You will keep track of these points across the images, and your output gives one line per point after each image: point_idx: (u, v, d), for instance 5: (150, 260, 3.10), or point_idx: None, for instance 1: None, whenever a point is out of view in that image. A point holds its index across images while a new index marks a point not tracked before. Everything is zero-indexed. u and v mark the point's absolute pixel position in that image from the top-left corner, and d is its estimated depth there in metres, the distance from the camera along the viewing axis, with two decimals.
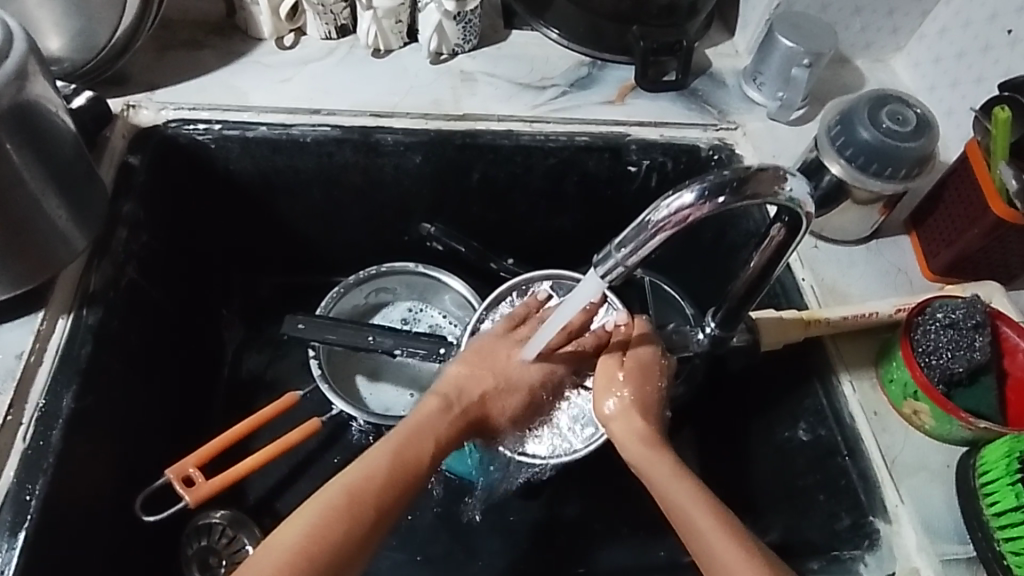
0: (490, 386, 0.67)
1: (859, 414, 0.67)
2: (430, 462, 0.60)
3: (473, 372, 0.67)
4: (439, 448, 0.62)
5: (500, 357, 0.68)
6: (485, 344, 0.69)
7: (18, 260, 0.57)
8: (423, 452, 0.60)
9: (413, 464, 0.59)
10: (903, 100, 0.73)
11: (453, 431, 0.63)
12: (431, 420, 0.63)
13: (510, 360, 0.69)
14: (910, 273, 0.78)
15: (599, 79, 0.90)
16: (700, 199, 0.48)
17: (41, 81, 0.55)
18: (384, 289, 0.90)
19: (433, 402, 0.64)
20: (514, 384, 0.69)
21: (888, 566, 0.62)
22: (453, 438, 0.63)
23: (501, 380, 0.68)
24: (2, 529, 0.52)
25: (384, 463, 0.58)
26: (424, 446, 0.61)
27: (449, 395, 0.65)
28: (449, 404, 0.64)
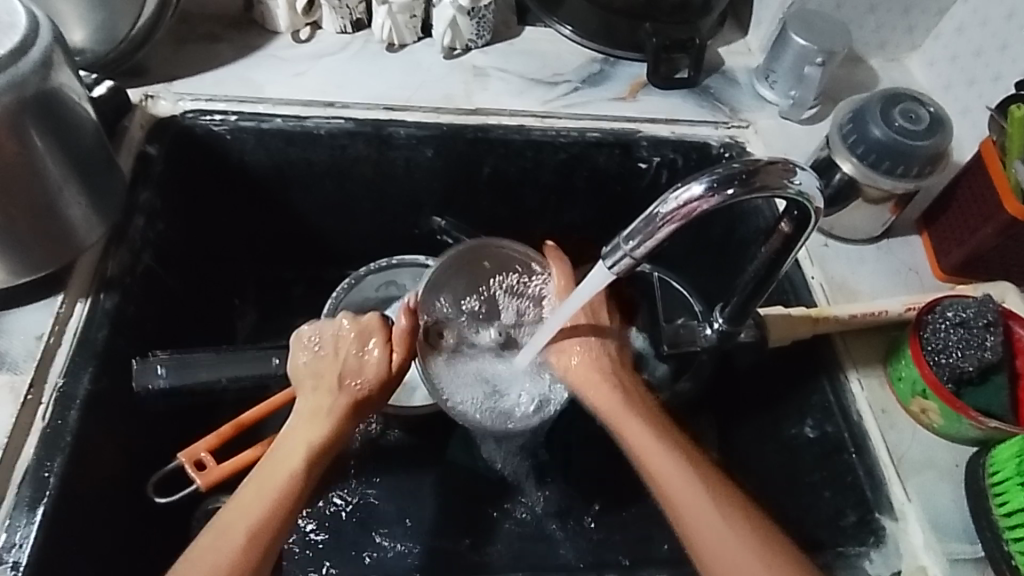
0: (337, 386, 0.64)
1: (866, 411, 0.67)
2: (304, 468, 0.59)
3: (318, 372, 0.64)
4: (312, 453, 0.60)
5: (334, 355, 0.65)
6: (333, 334, 0.66)
7: (40, 246, 0.59)
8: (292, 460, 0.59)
9: (286, 469, 0.59)
10: (916, 98, 0.73)
11: (328, 431, 0.62)
12: (301, 428, 0.61)
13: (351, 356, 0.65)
14: (920, 273, 0.78)
15: (611, 76, 0.91)
16: (709, 191, 0.48)
17: (65, 70, 0.57)
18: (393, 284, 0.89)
19: (312, 407, 0.63)
20: (362, 362, 0.65)
21: (895, 564, 0.61)
22: (329, 437, 0.62)
23: (344, 370, 0.64)
24: (21, 506, 0.53)
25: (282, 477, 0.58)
26: (290, 459, 0.59)
27: (318, 405, 0.63)
28: (316, 411, 0.63)
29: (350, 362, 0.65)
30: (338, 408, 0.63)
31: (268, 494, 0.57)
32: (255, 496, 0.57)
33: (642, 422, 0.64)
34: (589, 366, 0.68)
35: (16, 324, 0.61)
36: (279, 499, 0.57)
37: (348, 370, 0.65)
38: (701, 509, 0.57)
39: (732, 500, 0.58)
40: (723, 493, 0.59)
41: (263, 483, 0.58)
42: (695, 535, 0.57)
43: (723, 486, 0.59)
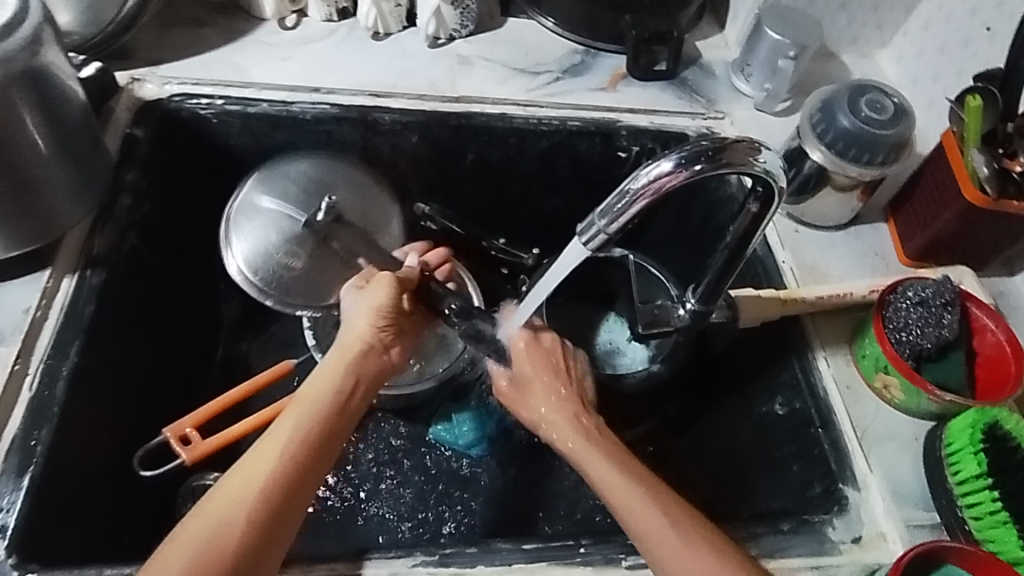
0: (354, 357, 0.62)
1: (833, 388, 0.70)
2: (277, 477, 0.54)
3: (348, 342, 0.63)
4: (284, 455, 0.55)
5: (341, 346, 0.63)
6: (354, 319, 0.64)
7: (30, 220, 0.60)
8: (286, 433, 0.55)
9: (279, 447, 0.55)
10: (881, 89, 0.76)
11: (299, 429, 0.56)
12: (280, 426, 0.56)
13: (361, 322, 0.63)
14: (886, 258, 0.81)
15: (592, 66, 0.93)
16: (677, 166, 0.50)
17: (53, 47, 0.57)
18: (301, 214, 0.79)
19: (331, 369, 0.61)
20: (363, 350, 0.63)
21: (856, 530, 0.63)
22: (299, 434, 0.56)
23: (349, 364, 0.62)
24: (8, 474, 0.54)
25: (260, 484, 0.53)
26: (282, 433, 0.55)
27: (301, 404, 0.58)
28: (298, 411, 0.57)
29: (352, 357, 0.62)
30: (359, 375, 0.61)
31: (254, 487, 0.53)
32: (239, 491, 0.53)
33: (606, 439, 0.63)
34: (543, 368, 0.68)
35: (3, 299, 0.61)
36: (267, 494, 0.53)
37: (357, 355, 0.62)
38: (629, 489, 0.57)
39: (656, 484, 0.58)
40: (642, 476, 0.59)
41: (252, 469, 0.53)
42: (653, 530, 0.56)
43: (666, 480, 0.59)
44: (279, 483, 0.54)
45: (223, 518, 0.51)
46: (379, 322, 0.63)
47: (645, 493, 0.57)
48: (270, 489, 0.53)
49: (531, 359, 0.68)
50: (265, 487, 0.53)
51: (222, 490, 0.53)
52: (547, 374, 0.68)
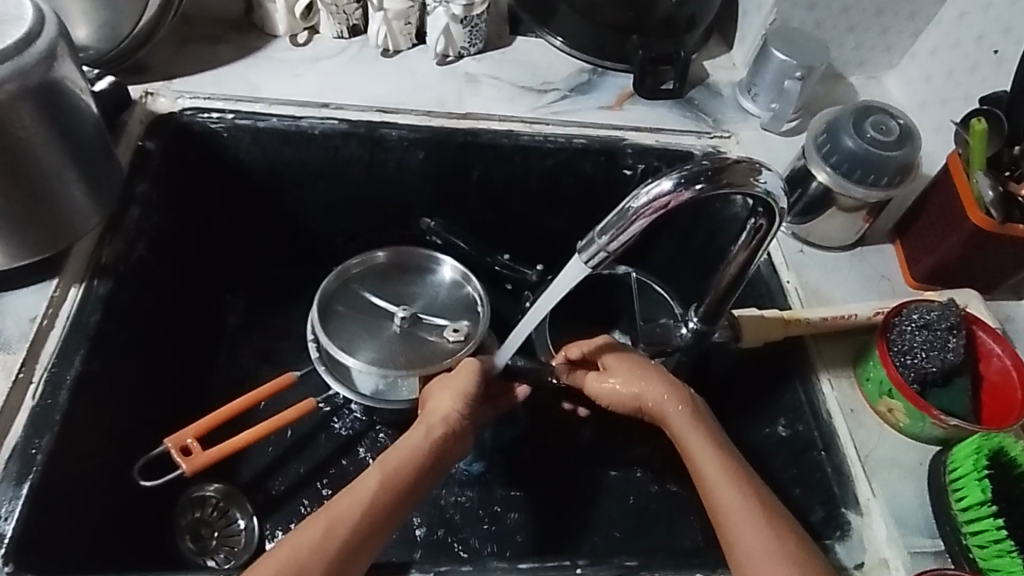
0: (434, 425, 0.64)
1: (836, 411, 0.69)
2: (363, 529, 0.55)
3: (435, 410, 0.66)
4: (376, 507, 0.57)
5: (432, 413, 0.66)
6: (439, 395, 0.68)
7: (39, 229, 0.61)
8: (373, 486, 0.58)
9: (374, 495, 0.57)
10: (887, 111, 0.76)
11: (390, 485, 0.58)
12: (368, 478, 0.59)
13: (449, 396, 0.67)
14: (892, 280, 0.81)
15: (599, 86, 0.94)
16: (678, 186, 0.51)
17: (67, 62, 0.59)
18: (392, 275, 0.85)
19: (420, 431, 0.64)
20: (450, 417, 0.65)
21: (858, 557, 0.62)
22: (395, 491, 0.58)
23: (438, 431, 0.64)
24: (8, 480, 0.54)
25: (344, 530, 0.54)
26: (370, 485, 0.58)
27: (392, 462, 0.60)
28: (389, 469, 0.59)
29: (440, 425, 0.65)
30: (440, 440, 0.63)
31: (341, 533, 0.54)
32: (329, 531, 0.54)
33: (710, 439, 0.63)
34: (632, 365, 0.69)
35: (10, 306, 0.62)
36: (353, 541, 0.54)
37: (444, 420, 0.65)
38: (728, 499, 0.58)
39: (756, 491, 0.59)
40: (741, 478, 0.59)
41: (341, 514, 0.55)
42: (732, 535, 0.56)
43: (750, 480, 0.59)
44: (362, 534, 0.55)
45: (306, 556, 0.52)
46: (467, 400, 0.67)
47: (743, 504, 0.57)
48: (354, 534, 0.55)
49: (627, 360, 0.70)
50: (348, 534, 0.54)
51: (310, 526, 0.55)
52: (639, 371, 0.68)
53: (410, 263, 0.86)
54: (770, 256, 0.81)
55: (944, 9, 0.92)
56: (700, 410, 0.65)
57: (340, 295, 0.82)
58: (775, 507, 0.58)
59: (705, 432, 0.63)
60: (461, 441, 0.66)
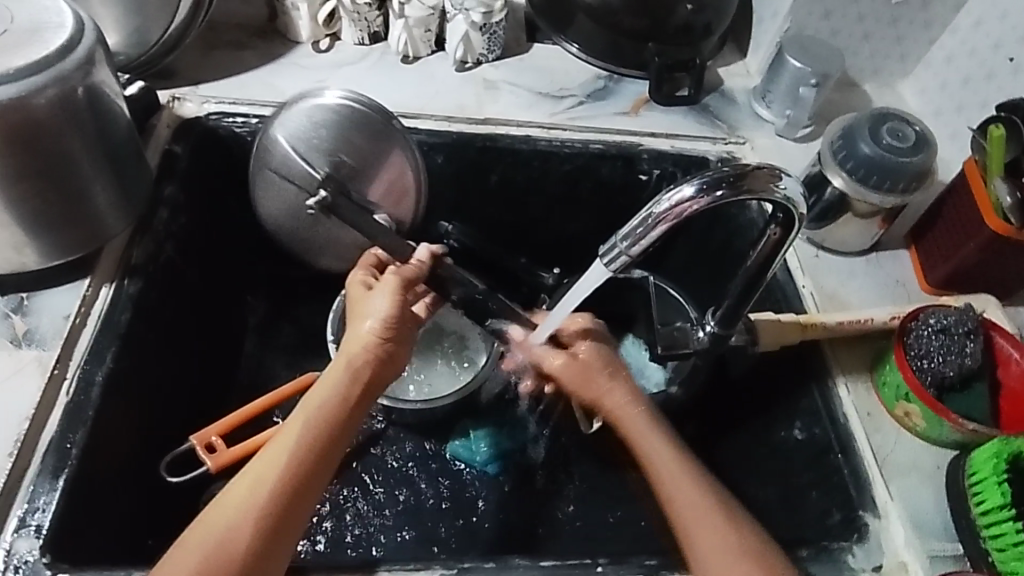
0: (354, 354, 0.63)
1: (852, 415, 0.70)
2: (287, 476, 0.55)
3: (352, 344, 0.64)
4: (300, 452, 0.57)
5: (348, 346, 0.64)
6: (360, 307, 0.66)
7: (74, 230, 0.62)
8: (293, 436, 0.57)
9: (292, 446, 0.57)
10: (903, 117, 0.76)
11: (310, 428, 0.58)
12: (290, 428, 0.58)
13: (360, 323, 0.65)
14: (908, 286, 0.81)
15: (615, 92, 0.95)
16: (699, 193, 0.52)
17: (103, 68, 0.60)
18: (356, 141, 0.75)
19: (336, 369, 0.62)
20: (371, 348, 0.63)
21: (876, 559, 0.62)
22: (315, 437, 0.58)
23: (359, 365, 0.63)
24: (45, 473, 0.55)
25: (266, 487, 0.55)
26: (288, 440, 0.57)
27: (312, 408, 0.60)
28: (309, 414, 0.59)
29: (362, 357, 0.63)
30: (358, 372, 0.62)
31: (260, 490, 0.54)
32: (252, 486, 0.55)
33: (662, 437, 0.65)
34: (587, 363, 0.70)
35: (45, 305, 0.64)
36: (277, 495, 0.55)
37: (365, 351, 0.63)
38: (678, 488, 0.61)
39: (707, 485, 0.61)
40: (683, 461, 0.63)
41: (259, 471, 0.56)
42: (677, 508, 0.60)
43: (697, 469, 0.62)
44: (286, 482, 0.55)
45: (232, 520, 0.53)
46: (381, 326, 0.64)
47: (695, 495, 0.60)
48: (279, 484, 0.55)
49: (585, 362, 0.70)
50: (268, 491, 0.55)
51: (235, 488, 0.55)
52: (605, 371, 0.69)
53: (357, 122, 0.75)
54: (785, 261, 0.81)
55: (958, 17, 0.93)
56: (648, 411, 0.67)
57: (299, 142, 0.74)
58: (730, 502, 0.60)
59: (656, 424, 0.66)
60: (391, 367, 0.65)
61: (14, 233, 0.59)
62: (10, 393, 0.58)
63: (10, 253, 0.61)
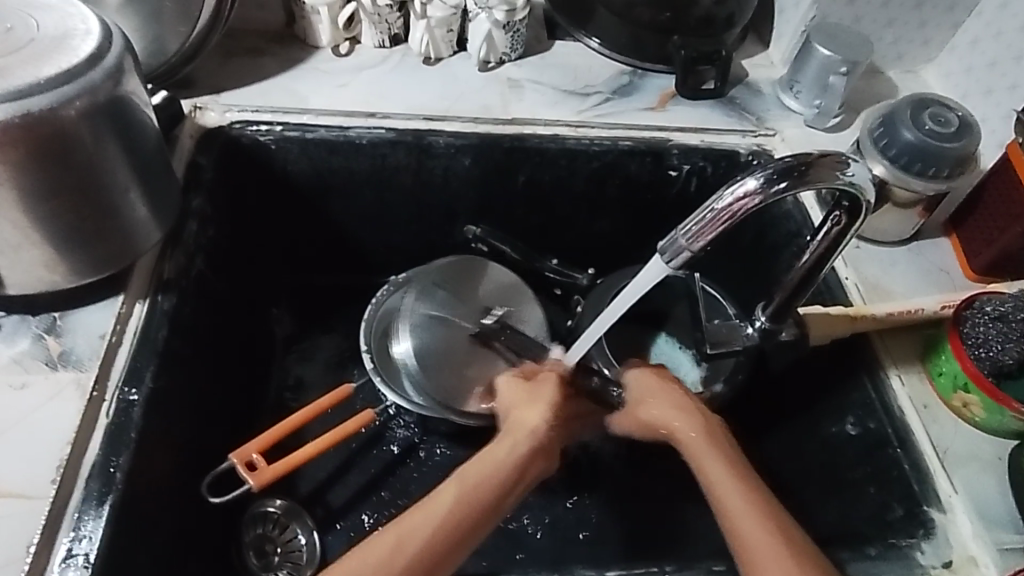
0: (522, 438, 0.61)
1: (909, 407, 0.68)
2: (431, 549, 0.51)
3: (516, 429, 0.62)
4: (452, 525, 0.53)
5: (517, 428, 0.62)
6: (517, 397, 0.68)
7: (107, 245, 0.60)
8: (446, 503, 0.54)
9: (444, 511, 0.53)
10: (943, 103, 0.75)
11: (467, 502, 0.54)
12: (442, 496, 0.54)
13: (530, 413, 0.65)
14: (951, 273, 0.79)
15: (640, 87, 0.93)
16: (763, 185, 0.49)
17: (133, 77, 0.59)
18: (516, 295, 0.87)
19: (500, 448, 0.59)
20: (543, 436, 0.62)
21: (945, 555, 0.61)
22: (471, 512, 0.54)
23: (531, 447, 0.60)
24: (90, 499, 0.54)
25: (410, 551, 0.51)
26: (440, 503, 0.54)
27: (471, 479, 0.56)
28: (469, 487, 0.55)
29: (533, 443, 0.61)
30: (522, 457, 0.59)
31: (405, 553, 0.50)
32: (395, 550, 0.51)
33: (723, 461, 0.59)
34: (668, 395, 0.66)
35: (79, 324, 0.62)
36: (418, 565, 0.51)
37: (537, 439, 0.62)
38: (738, 498, 0.55)
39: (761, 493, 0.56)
40: (747, 482, 0.57)
41: (406, 529, 0.52)
42: (735, 531, 0.53)
43: (754, 485, 0.57)
44: (438, 556, 0.52)
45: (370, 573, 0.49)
46: (550, 419, 0.64)
47: (744, 500, 0.55)
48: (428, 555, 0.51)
49: (653, 387, 0.68)
50: (412, 557, 0.50)
51: (377, 538, 0.51)
52: (664, 395, 0.66)
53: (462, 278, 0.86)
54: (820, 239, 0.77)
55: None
56: (712, 428, 0.63)
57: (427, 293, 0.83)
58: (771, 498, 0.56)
59: (716, 446, 0.61)
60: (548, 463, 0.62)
61: (47, 250, 0.57)
62: (48, 417, 0.56)
63: (42, 271, 0.58)
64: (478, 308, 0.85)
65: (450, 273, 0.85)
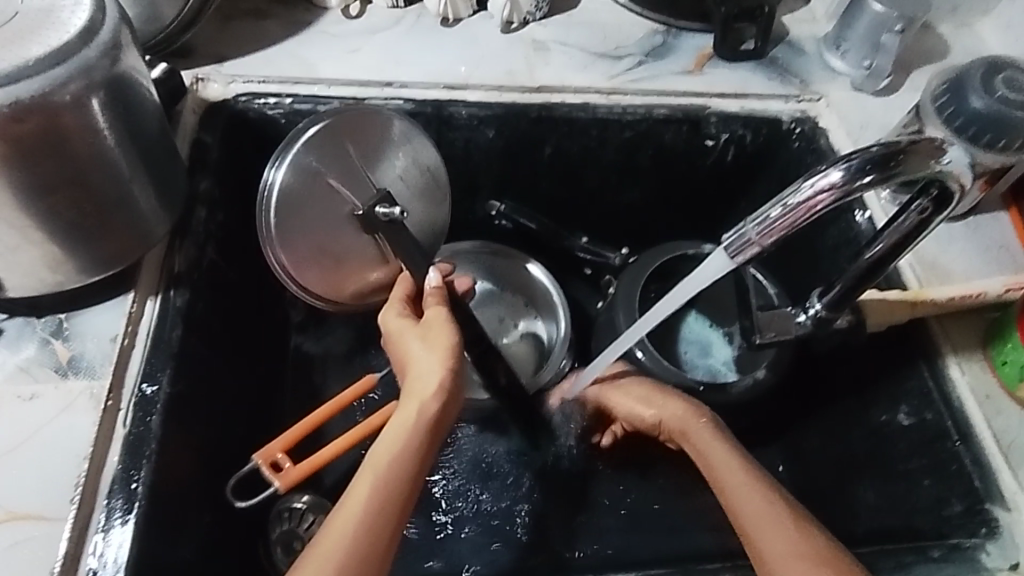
0: (421, 396, 0.56)
1: (970, 398, 0.64)
2: (374, 531, 0.49)
3: (409, 384, 0.57)
4: (379, 499, 0.50)
5: (410, 384, 0.57)
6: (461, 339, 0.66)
7: (112, 241, 0.55)
8: (364, 492, 0.50)
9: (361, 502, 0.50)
10: (1018, 67, 0.68)
11: (384, 475, 0.51)
12: (358, 484, 0.51)
13: (421, 361, 0.58)
14: (1011, 251, 0.74)
15: (675, 48, 0.86)
16: (847, 177, 0.44)
17: (131, 52, 0.53)
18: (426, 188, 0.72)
19: (401, 416, 0.55)
20: (442, 380, 0.56)
21: (1013, 557, 0.58)
22: (390, 485, 0.51)
23: (430, 402, 0.55)
24: (113, 517, 0.50)
25: (339, 549, 0.47)
26: (357, 497, 0.50)
27: (379, 457, 0.53)
28: (380, 463, 0.52)
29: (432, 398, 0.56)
30: (419, 418, 0.55)
31: (333, 557, 0.47)
32: (330, 548, 0.48)
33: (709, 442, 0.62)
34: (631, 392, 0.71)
35: (88, 325, 0.58)
36: (353, 563, 0.47)
37: (442, 386, 0.56)
38: (751, 497, 0.55)
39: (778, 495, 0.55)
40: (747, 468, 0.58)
41: (330, 533, 0.49)
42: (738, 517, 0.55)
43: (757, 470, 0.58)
44: (377, 537, 0.49)
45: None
46: (444, 364, 0.57)
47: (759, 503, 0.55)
48: (368, 540, 0.48)
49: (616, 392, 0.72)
50: (344, 549, 0.47)
51: (316, 553, 0.48)
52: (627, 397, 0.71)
53: (376, 140, 0.66)
54: (869, 213, 0.71)
55: None
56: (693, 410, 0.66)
57: (344, 132, 0.63)
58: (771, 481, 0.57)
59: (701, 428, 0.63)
60: (453, 407, 0.57)
61: (47, 249, 0.52)
62: (63, 429, 0.53)
63: (44, 272, 0.54)
64: (372, 190, 0.66)
65: (331, 147, 0.63)
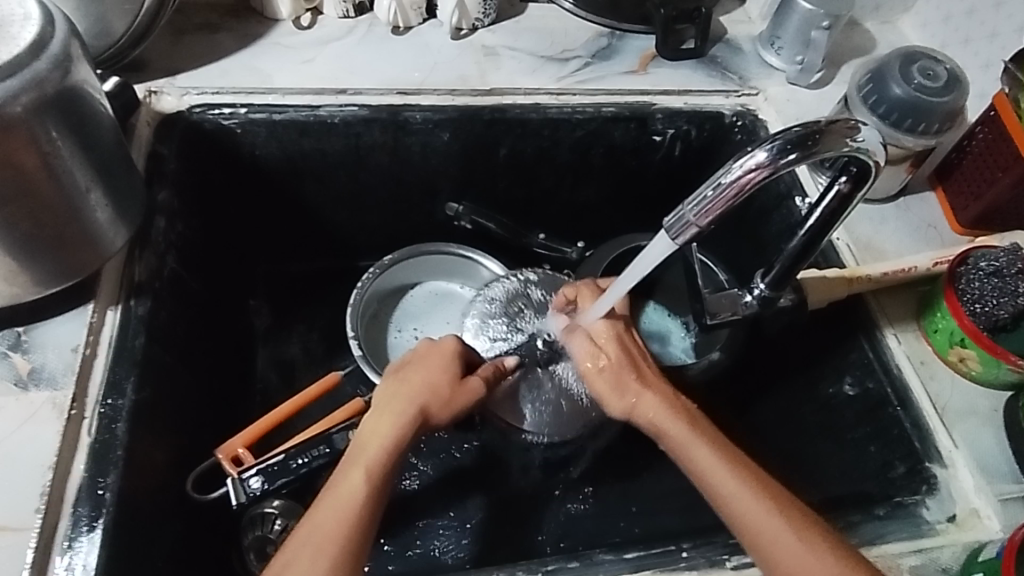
0: (408, 400, 0.59)
1: (906, 364, 0.68)
2: (365, 514, 0.52)
3: (392, 396, 0.60)
4: (370, 486, 0.53)
5: (392, 387, 0.61)
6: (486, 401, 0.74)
7: (68, 251, 0.56)
8: (354, 485, 0.53)
9: (343, 511, 0.51)
10: (932, 57, 0.73)
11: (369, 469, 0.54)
12: (345, 480, 0.53)
13: (416, 371, 0.62)
14: (939, 229, 0.79)
15: (620, 49, 0.89)
16: (772, 157, 0.48)
17: (82, 65, 0.53)
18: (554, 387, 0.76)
19: (379, 430, 0.57)
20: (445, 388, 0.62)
21: (950, 509, 0.62)
22: (377, 475, 0.54)
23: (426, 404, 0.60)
24: (81, 525, 0.51)
25: (336, 543, 0.49)
26: (350, 488, 0.52)
27: (362, 452, 0.56)
28: (363, 457, 0.55)
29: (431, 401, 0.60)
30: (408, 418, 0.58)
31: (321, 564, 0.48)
32: (323, 536, 0.50)
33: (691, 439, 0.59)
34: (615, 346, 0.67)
35: (47, 337, 0.58)
36: (347, 546, 0.50)
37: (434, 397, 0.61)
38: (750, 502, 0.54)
39: (792, 507, 0.53)
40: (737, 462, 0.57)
41: (307, 540, 0.50)
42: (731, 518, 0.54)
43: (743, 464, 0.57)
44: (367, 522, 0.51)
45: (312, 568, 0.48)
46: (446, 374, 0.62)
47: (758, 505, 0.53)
48: (361, 524, 0.51)
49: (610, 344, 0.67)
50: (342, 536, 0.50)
51: (310, 543, 0.49)
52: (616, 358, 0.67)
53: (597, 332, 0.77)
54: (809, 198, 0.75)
55: None
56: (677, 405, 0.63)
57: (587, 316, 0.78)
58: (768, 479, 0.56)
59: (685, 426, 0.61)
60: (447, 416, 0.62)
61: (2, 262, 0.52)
62: (25, 441, 0.53)
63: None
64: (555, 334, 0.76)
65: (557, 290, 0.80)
